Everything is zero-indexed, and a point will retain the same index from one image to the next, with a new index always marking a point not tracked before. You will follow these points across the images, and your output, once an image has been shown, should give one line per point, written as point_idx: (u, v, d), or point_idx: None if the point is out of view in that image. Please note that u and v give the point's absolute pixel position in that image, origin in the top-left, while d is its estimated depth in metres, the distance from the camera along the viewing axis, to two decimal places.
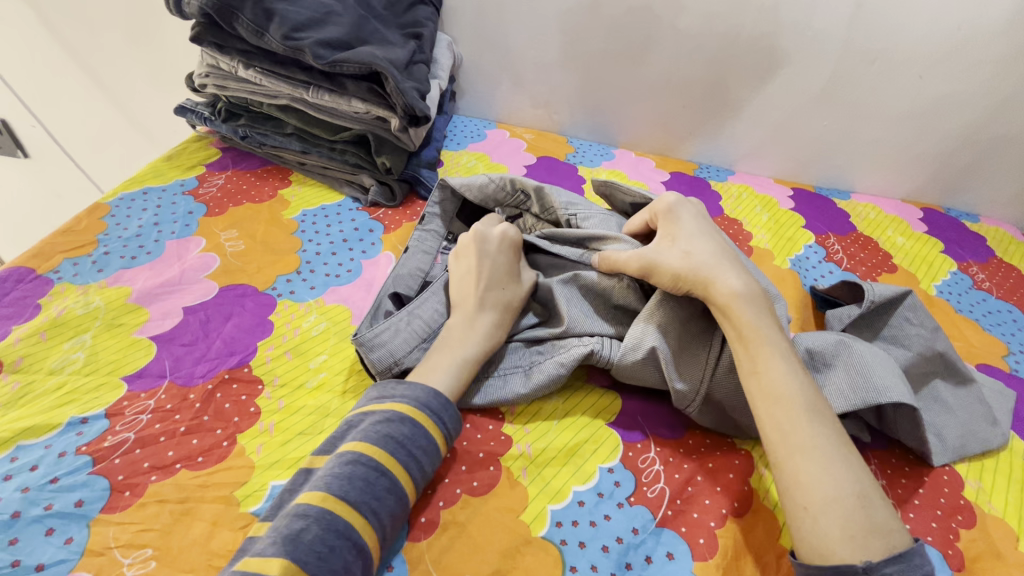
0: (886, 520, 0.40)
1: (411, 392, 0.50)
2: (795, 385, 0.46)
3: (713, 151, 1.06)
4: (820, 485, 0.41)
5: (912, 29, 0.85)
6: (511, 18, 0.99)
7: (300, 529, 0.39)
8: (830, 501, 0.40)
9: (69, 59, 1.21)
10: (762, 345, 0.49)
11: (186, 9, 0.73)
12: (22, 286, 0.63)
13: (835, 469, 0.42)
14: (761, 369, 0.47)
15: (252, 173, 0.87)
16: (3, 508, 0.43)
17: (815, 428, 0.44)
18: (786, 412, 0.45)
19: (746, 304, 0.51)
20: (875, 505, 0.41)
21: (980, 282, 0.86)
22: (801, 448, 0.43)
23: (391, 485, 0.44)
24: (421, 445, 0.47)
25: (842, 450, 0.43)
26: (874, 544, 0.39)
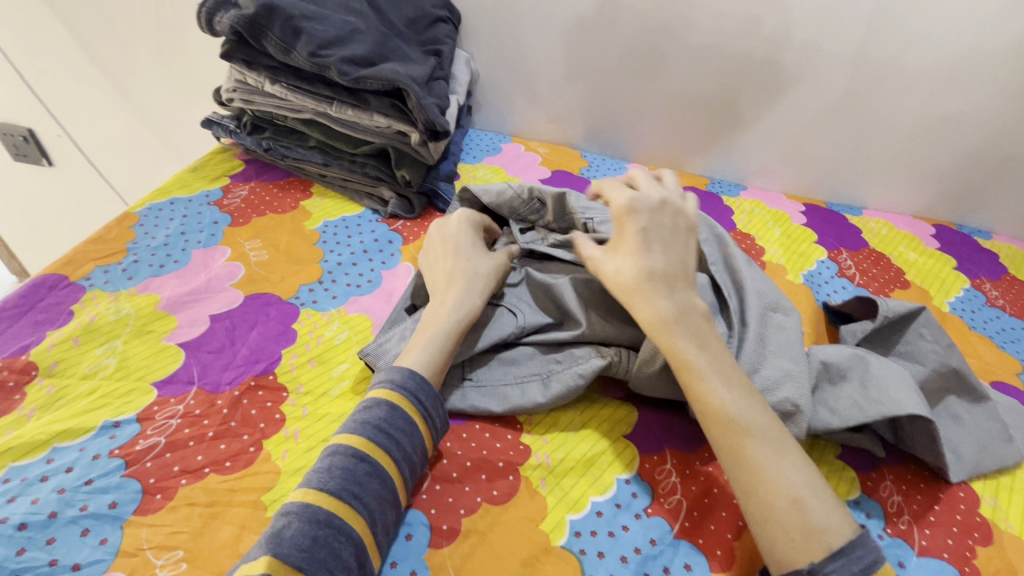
0: (826, 518, 0.41)
1: (385, 379, 0.51)
2: (725, 401, 0.47)
3: (725, 166, 1.08)
4: (757, 498, 0.43)
5: (923, 49, 0.87)
6: (528, 36, 1.01)
7: (283, 525, 0.41)
8: (768, 511, 0.42)
9: (98, 73, 1.24)
10: (687, 364, 0.49)
11: (217, 27, 0.76)
12: (55, 292, 0.65)
13: (768, 481, 0.43)
14: (692, 392, 0.48)
15: (275, 185, 0.89)
16: (41, 508, 0.44)
17: (746, 440, 0.45)
18: (720, 432, 0.46)
19: (669, 321, 0.51)
20: (816, 504, 0.42)
21: (994, 300, 0.87)
22: (737, 463, 0.45)
23: (371, 469, 0.45)
24: (398, 427, 0.48)
25: (776, 456, 0.44)
26: (812, 547, 0.40)
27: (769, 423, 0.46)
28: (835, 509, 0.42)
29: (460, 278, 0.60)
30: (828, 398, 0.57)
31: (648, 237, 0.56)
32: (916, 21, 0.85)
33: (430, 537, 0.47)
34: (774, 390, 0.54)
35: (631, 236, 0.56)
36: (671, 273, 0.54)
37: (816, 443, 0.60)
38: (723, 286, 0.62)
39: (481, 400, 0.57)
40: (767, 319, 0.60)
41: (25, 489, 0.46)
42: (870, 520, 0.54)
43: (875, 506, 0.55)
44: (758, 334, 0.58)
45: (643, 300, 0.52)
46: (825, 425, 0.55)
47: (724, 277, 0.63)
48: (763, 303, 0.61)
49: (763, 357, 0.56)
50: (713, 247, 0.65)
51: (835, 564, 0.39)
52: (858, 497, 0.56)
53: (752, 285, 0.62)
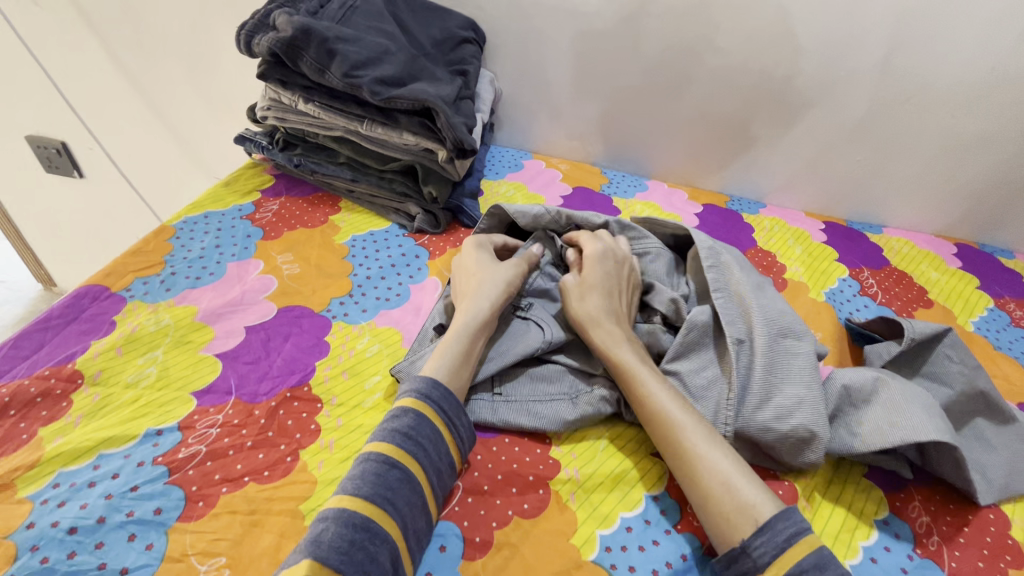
0: (754, 498, 0.47)
1: (410, 389, 0.53)
2: (665, 404, 0.54)
3: (744, 184, 1.09)
4: (698, 485, 0.49)
5: (943, 71, 0.88)
6: (551, 56, 1.04)
7: (322, 530, 0.42)
8: (708, 495, 0.48)
9: (133, 89, 1.29)
10: (632, 375, 0.56)
11: (255, 49, 0.79)
12: (98, 302, 0.67)
13: (701, 472, 0.49)
14: (636, 399, 0.55)
15: (304, 200, 0.91)
16: (90, 513, 0.46)
17: (686, 437, 0.51)
18: (663, 434, 0.52)
19: (616, 342, 0.59)
20: (746, 484, 0.48)
21: (1018, 319, 0.86)
22: (679, 459, 0.51)
23: (402, 475, 0.46)
24: (425, 433, 0.50)
25: (710, 447, 0.50)
26: (745, 523, 0.46)
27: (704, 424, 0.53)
28: (763, 488, 0.48)
29: (472, 291, 0.62)
30: (849, 422, 0.58)
31: (609, 274, 0.64)
32: (937, 43, 0.86)
33: (464, 549, 0.47)
34: (786, 417, 0.55)
35: (592, 271, 0.63)
36: (613, 304, 0.62)
37: (842, 462, 0.60)
38: (726, 315, 0.62)
39: (511, 415, 0.57)
40: (775, 345, 0.60)
41: (74, 494, 0.48)
42: (900, 541, 0.54)
43: (904, 527, 0.55)
44: (766, 362, 0.59)
45: (598, 325, 0.60)
46: (844, 449, 0.56)
47: (729, 306, 0.63)
48: (772, 329, 0.61)
49: (773, 386, 0.57)
50: (718, 273, 0.66)
51: (762, 537, 0.44)
52: (887, 517, 0.56)
53: (759, 311, 0.62)
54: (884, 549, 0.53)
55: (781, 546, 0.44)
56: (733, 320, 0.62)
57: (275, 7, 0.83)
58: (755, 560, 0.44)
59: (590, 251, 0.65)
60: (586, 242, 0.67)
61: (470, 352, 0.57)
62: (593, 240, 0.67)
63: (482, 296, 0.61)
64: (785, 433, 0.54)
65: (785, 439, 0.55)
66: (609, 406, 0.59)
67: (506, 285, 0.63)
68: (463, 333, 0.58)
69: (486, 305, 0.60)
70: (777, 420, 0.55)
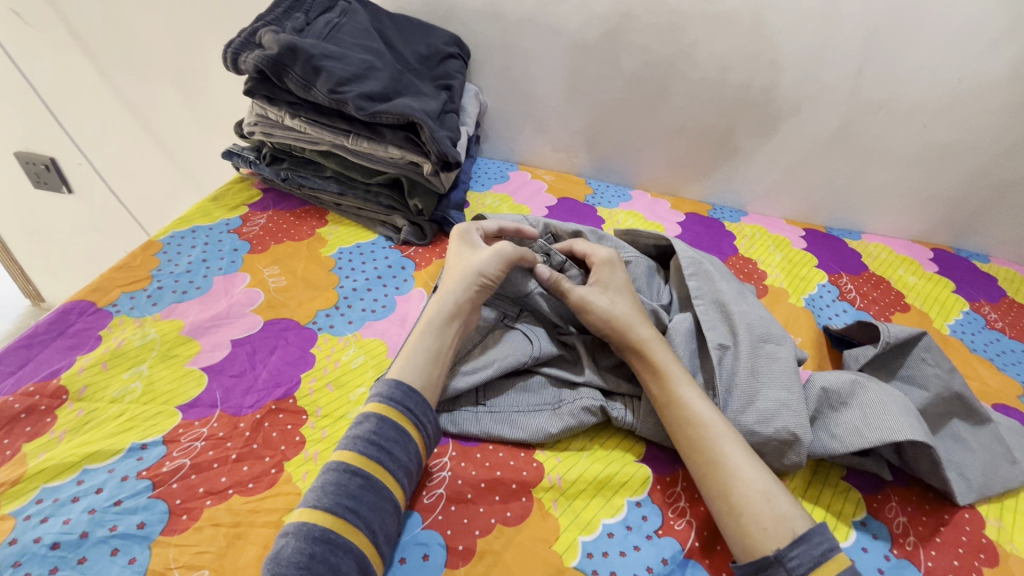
0: (788, 509, 0.48)
1: (373, 392, 0.54)
2: (705, 411, 0.54)
3: (726, 193, 1.11)
4: (733, 493, 0.49)
5: (914, 83, 0.91)
6: (534, 70, 1.06)
7: (282, 546, 0.42)
8: (744, 502, 0.48)
9: (121, 105, 1.30)
10: (674, 378, 0.57)
11: (242, 66, 0.81)
12: (84, 318, 0.67)
13: (742, 476, 0.49)
14: (677, 401, 0.55)
15: (291, 213, 0.92)
16: (73, 528, 0.46)
17: (725, 444, 0.52)
18: (699, 437, 0.53)
19: (654, 343, 0.59)
20: (782, 496, 0.49)
21: (993, 322, 0.89)
22: (716, 464, 0.51)
23: (364, 481, 0.47)
24: (388, 436, 0.50)
25: (749, 457, 0.51)
26: (780, 533, 0.46)
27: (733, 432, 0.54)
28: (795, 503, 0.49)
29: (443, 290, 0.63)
30: (829, 423, 0.59)
31: (625, 284, 0.65)
32: (907, 55, 0.89)
33: (447, 557, 0.48)
34: (769, 421, 0.56)
35: (609, 279, 0.65)
36: (637, 311, 0.63)
37: (820, 465, 0.61)
38: (708, 321, 0.64)
39: (494, 426, 0.58)
40: (757, 349, 0.61)
41: (57, 509, 0.48)
42: (877, 541, 0.55)
43: (882, 528, 0.56)
44: (750, 365, 0.60)
45: (634, 327, 0.60)
46: (825, 450, 0.57)
47: (709, 312, 0.65)
48: (754, 334, 0.62)
49: (756, 388, 0.58)
50: (700, 281, 0.68)
51: (799, 549, 0.45)
52: (865, 519, 0.57)
53: (740, 316, 0.63)
54: (861, 550, 0.54)
55: (817, 560, 0.44)
56: (714, 326, 0.63)
57: (261, 24, 0.84)
58: (788, 570, 0.44)
59: (600, 257, 0.67)
60: (590, 249, 0.68)
61: (439, 349, 0.58)
62: (594, 248, 0.69)
63: (446, 294, 0.62)
64: (768, 436, 0.55)
65: (768, 442, 0.55)
66: (591, 415, 0.59)
67: (472, 278, 0.63)
68: (427, 333, 0.59)
69: (450, 301, 0.61)
70: (760, 424, 0.56)
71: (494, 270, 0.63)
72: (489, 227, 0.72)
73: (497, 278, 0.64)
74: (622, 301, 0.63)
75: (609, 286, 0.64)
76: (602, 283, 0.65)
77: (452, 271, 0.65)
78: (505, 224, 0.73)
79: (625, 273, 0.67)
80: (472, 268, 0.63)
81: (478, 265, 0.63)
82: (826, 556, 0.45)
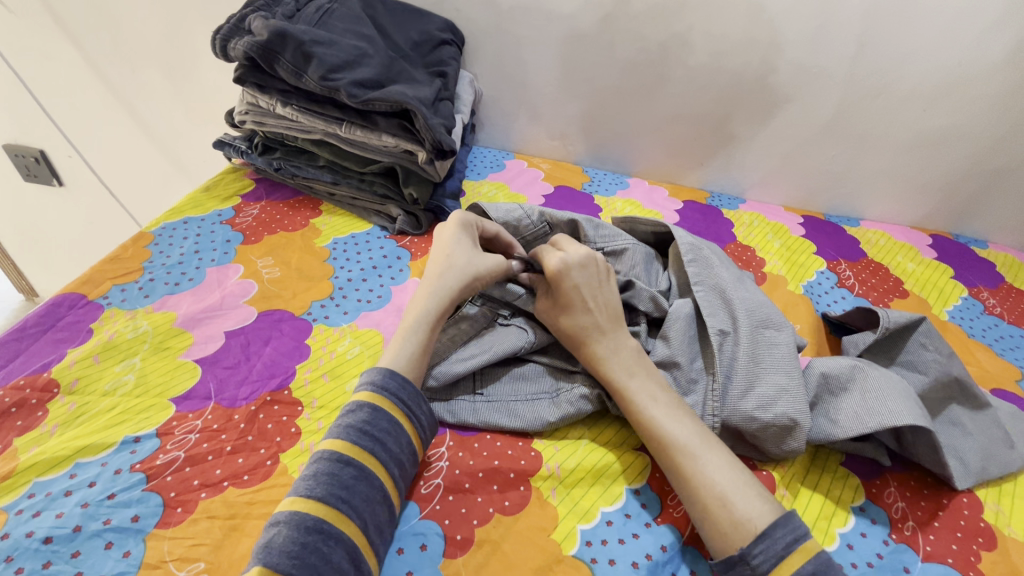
0: (748, 510, 0.47)
1: (365, 380, 0.53)
2: (656, 420, 0.53)
3: (724, 180, 1.10)
4: (692, 501, 0.49)
5: (913, 66, 0.90)
6: (530, 56, 1.04)
7: (273, 535, 0.42)
8: (702, 509, 0.48)
9: (111, 96, 1.28)
10: (625, 390, 0.56)
11: (231, 53, 0.79)
12: (75, 311, 0.67)
13: (696, 485, 0.49)
14: (629, 414, 0.55)
15: (285, 204, 0.91)
16: (65, 522, 0.46)
17: (678, 451, 0.51)
18: (655, 448, 0.52)
19: (604, 355, 0.58)
20: (740, 497, 0.47)
21: (991, 307, 0.88)
22: (675, 474, 0.50)
23: (357, 471, 0.46)
24: (381, 426, 0.49)
25: (704, 461, 0.50)
26: (739, 536, 0.45)
27: (698, 434, 0.52)
28: (760, 498, 0.48)
29: (431, 284, 0.61)
30: (830, 409, 0.58)
31: (578, 285, 0.61)
32: (907, 38, 0.88)
33: (444, 547, 0.48)
34: (768, 407, 0.55)
35: (555, 285, 0.62)
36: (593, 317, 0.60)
37: (819, 450, 0.61)
38: (708, 307, 0.63)
39: (492, 415, 0.58)
40: (756, 336, 0.61)
41: (49, 503, 0.47)
42: (875, 527, 0.54)
43: (881, 513, 0.56)
44: (749, 352, 0.59)
45: (585, 339, 0.59)
46: (825, 436, 0.57)
47: (709, 298, 0.64)
48: (754, 320, 0.62)
49: (756, 374, 0.58)
50: (699, 267, 0.67)
51: (761, 546, 0.44)
52: (863, 504, 0.56)
53: (740, 303, 0.63)
54: (860, 535, 0.53)
55: (781, 554, 0.44)
56: (714, 312, 0.63)
57: (250, 11, 0.82)
58: (753, 569, 0.44)
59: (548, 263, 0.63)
60: (549, 254, 0.64)
61: (427, 345, 0.57)
62: (558, 250, 0.64)
63: (436, 287, 0.61)
64: (767, 422, 0.55)
65: (767, 428, 0.55)
66: (590, 404, 0.59)
67: (466, 278, 0.61)
68: (418, 327, 0.58)
69: (441, 297, 0.60)
70: (760, 409, 0.55)
71: (486, 277, 0.63)
72: (489, 228, 0.69)
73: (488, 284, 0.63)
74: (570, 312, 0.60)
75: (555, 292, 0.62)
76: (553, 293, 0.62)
77: (442, 261, 0.63)
78: (503, 231, 0.71)
79: (589, 272, 0.62)
80: (468, 266, 0.62)
81: (475, 268, 0.62)
82: (790, 550, 0.44)
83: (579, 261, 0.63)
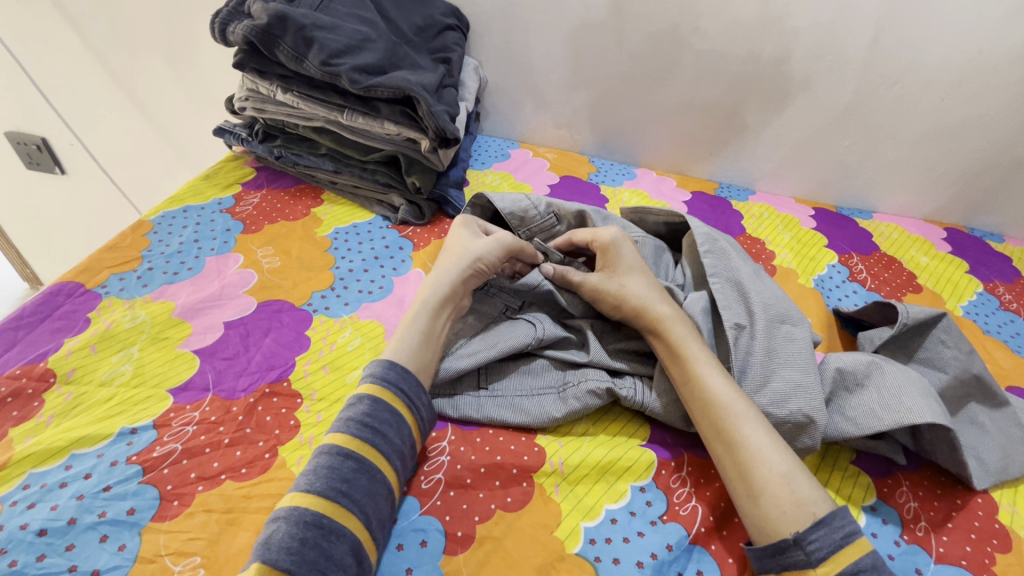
0: (809, 494, 0.45)
1: (365, 373, 0.52)
2: (724, 392, 0.52)
3: (733, 170, 1.08)
4: (751, 475, 0.47)
5: (933, 53, 0.87)
6: (535, 43, 1.02)
7: (272, 531, 0.41)
8: (763, 485, 0.46)
9: (111, 82, 1.26)
10: (690, 357, 0.54)
11: (230, 37, 0.78)
12: (72, 299, 0.66)
13: (763, 456, 0.47)
14: (692, 382, 0.53)
15: (286, 192, 0.90)
16: (60, 514, 0.45)
17: (743, 423, 0.50)
18: (717, 415, 0.51)
19: (673, 321, 0.57)
20: (803, 480, 0.46)
21: (1007, 303, 0.86)
22: (734, 444, 0.49)
23: (358, 465, 0.45)
24: (382, 418, 0.48)
25: (770, 439, 0.49)
26: (801, 517, 0.44)
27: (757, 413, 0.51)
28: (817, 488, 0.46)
29: (436, 270, 0.62)
30: (844, 406, 0.57)
31: (631, 263, 0.63)
32: (926, 23, 0.84)
33: (445, 544, 0.47)
34: (783, 403, 0.54)
35: (617, 260, 0.63)
36: (657, 290, 0.61)
37: (830, 448, 0.60)
38: (723, 300, 0.62)
39: (496, 411, 0.57)
40: (772, 330, 0.59)
41: (45, 495, 0.46)
42: (887, 527, 0.53)
43: (892, 513, 0.54)
44: (765, 346, 0.58)
45: (651, 305, 0.59)
46: (839, 433, 0.55)
47: (725, 290, 0.63)
48: (770, 315, 0.60)
49: (771, 369, 0.56)
50: (715, 259, 0.65)
51: (818, 533, 0.43)
52: (875, 503, 0.55)
53: (756, 296, 0.61)
54: (871, 535, 0.52)
55: (839, 543, 0.42)
56: (729, 305, 0.61)
57: None
58: (808, 553, 0.42)
59: (604, 241, 0.64)
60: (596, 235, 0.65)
61: (429, 333, 0.56)
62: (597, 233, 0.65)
63: (441, 275, 0.61)
64: (782, 419, 0.53)
65: (781, 425, 0.53)
66: (597, 399, 0.57)
67: (467, 263, 0.61)
68: (419, 315, 0.57)
69: (443, 283, 0.59)
70: (774, 406, 0.54)
71: (489, 258, 0.62)
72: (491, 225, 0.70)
73: (494, 265, 0.63)
74: (637, 283, 0.61)
75: (621, 265, 0.62)
76: (609, 267, 0.63)
77: (447, 254, 0.64)
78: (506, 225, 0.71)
79: (636, 252, 0.64)
80: (469, 251, 0.62)
81: (474, 251, 0.62)
82: (847, 540, 0.43)
83: (626, 249, 0.64)
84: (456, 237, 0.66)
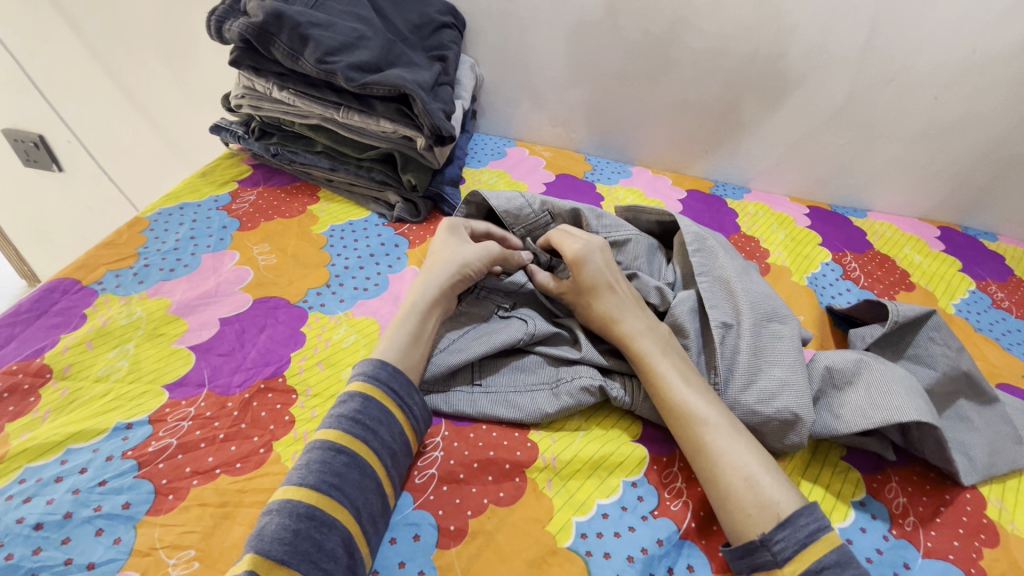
0: (773, 494, 0.46)
1: (357, 371, 0.52)
2: (688, 401, 0.52)
3: (729, 168, 1.08)
4: (717, 480, 0.48)
5: (927, 51, 0.87)
6: (531, 40, 1.02)
7: (265, 523, 0.41)
8: (728, 489, 0.47)
9: (108, 79, 1.26)
10: (654, 368, 0.55)
11: (226, 35, 0.78)
12: (68, 296, 0.66)
13: (726, 462, 0.48)
14: (658, 395, 0.54)
15: (283, 190, 0.90)
16: (56, 509, 0.45)
17: (707, 431, 0.50)
18: (683, 427, 0.51)
19: (636, 333, 0.58)
20: (769, 482, 0.47)
21: (1000, 301, 0.87)
22: (699, 453, 0.50)
23: (349, 459, 0.46)
24: (373, 416, 0.49)
25: (735, 443, 0.49)
26: (764, 519, 0.45)
27: (725, 417, 0.52)
28: (786, 486, 0.47)
29: (425, 273, 0.63)
30: (833, 403, 0.57)
31: (599, 270, 0.62)
32: (920, 22, 0.85)
33: (438, 538, 0.47)
34: (770, 401, 0.54)
35: (582, 271, 0.61)
36: (624, 298, 0.61)
37: (820, 444, 0.60)
38: (711, 299, 0.62)
39: (490, 406, 0.57)
40: (760, 329, 0.59)
41: (41, 489, 0.47)
42: (875, 522, 0.54)
43: (881, 508, 0.55)
44: (752, 345, 0.58)
45: (617, 318, 0.59)
46: (828, 431, 0.56)
47: (713, 289, 0.63)
48: (758, 314, 0.60)
49: (758, 368, 0.57)
50: (704, 258, 0.66)
51: (783, 533, 0.44)
52: (864, 499, 0.56)
53: (744, 295, 0.61)
54: (860, 530, 0.53)
55: (802, 542, 0.43)
56: (717, 304, 0.62)
57: None
58: (774, 555, 0.43)
59: (570, 253, 0.63)
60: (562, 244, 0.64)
61: (418, 334, 0.57)
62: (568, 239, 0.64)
63: (429, 278, 0.62)
64: (769, 416, 0.54)
65: (768, 422, 0.54)
66: (591, 395, 0.58)
67: (455, 269, 0.62)
68: (408, 316, 0.58)
69: (430, 287, 0.60)
70: (760, 404, 0.54)
71: (477, 265, 0.63)
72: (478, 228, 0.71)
73: (481, 272, 0.64)
74: (602, 295, 0.61)
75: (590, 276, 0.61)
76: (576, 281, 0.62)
77: (436, 259, 0.65)
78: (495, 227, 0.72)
79: (605, 257, 0.63)
80: (457, 257, 0.63)
81: (463, 257, 0.63)
82: (813, 538, 0.43)
83: (598, 255, 0.63)
84: (442, 244, 0.67)
